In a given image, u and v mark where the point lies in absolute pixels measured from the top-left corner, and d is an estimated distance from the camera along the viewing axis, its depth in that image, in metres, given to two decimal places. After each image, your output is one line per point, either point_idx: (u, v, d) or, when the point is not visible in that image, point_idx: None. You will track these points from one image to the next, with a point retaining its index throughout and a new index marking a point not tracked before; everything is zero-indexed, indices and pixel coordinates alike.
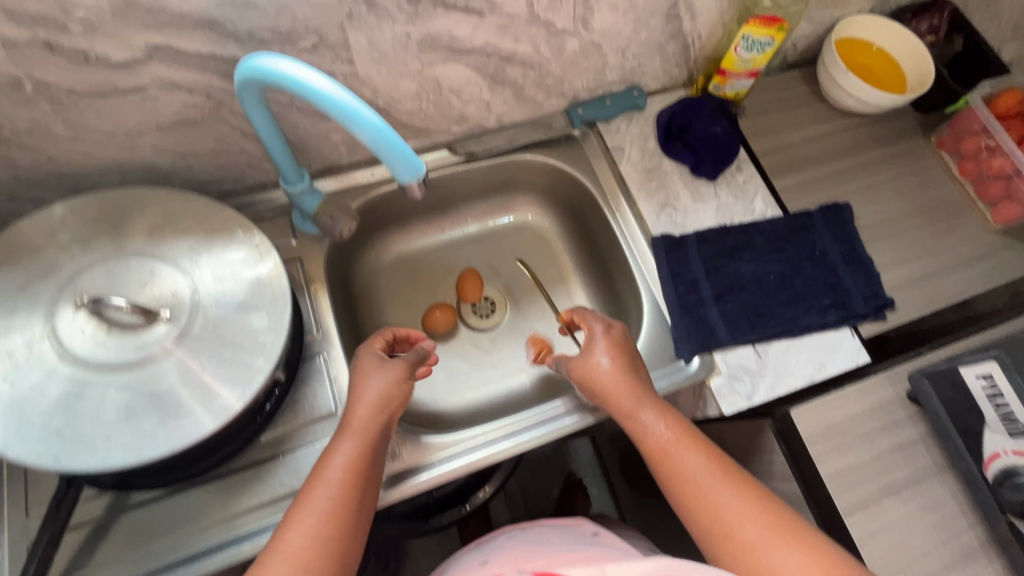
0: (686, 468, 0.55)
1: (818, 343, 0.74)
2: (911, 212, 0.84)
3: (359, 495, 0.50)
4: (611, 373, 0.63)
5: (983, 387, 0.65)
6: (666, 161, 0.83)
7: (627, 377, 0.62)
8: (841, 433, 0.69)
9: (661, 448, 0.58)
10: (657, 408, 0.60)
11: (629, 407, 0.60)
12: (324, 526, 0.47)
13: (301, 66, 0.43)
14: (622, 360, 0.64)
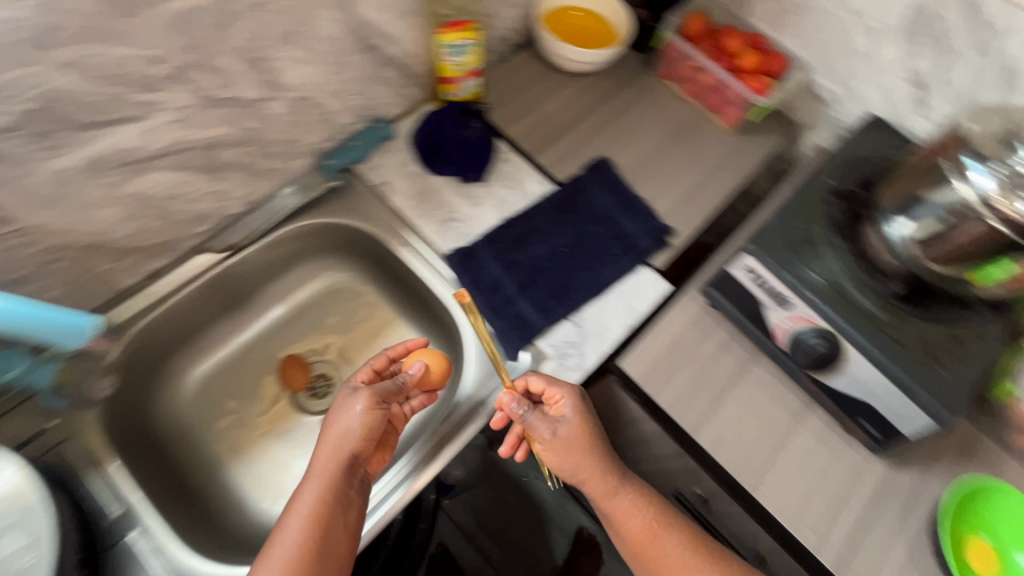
0: (669, 554, 0.64)
1: (624, 292, 0.79)
2: (661, 143, 0.93)
3: (314, 545, 0.57)
4: (581, 447, 0.66)
5: (749, 277, 0.71)
6: (435, 177, 0.84)
7: (600, 459, 0.66)
8: (667, 362, 0.75)
9: (642, 531, 0.65)
10: (636, 496, 0.66)
11: (608, 493, 0.66)
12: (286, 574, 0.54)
13: None
14: (587, 441, 0.66)
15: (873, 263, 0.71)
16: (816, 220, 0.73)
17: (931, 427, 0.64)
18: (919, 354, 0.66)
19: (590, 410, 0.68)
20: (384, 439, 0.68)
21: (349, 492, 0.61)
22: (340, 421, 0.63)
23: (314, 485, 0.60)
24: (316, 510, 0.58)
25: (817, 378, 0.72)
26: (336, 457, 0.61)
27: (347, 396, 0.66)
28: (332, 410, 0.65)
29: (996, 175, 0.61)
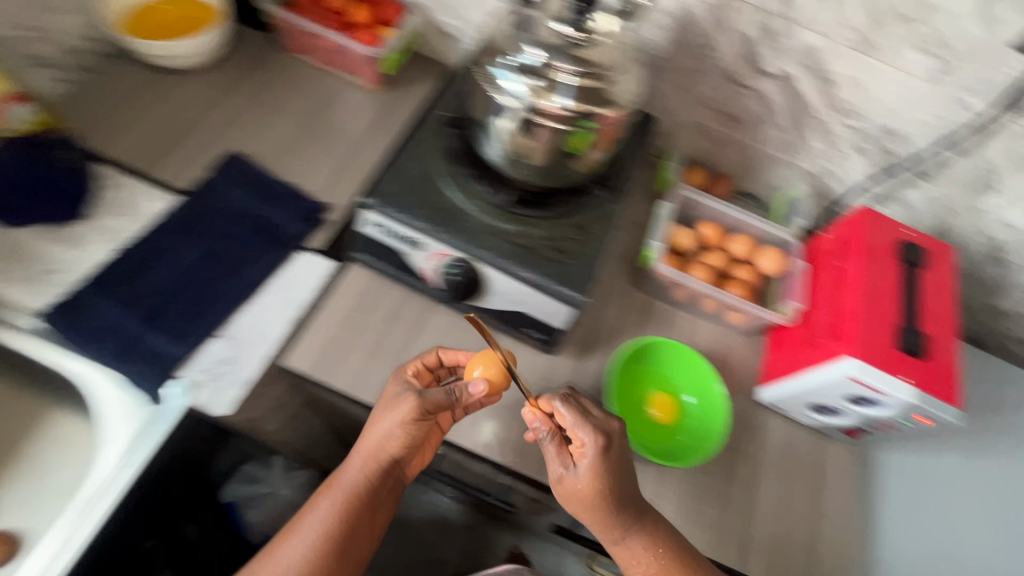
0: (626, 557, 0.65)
1: (280, 285, 0.73)
2: (304, 120, 0.88)
3: None
4: (585, 507, 0.64)
5: (378, 230, 0.70)
6: (15, 229, 0.70)
7: (607, 512, 0.63)
8: (338, 341, 0.71)
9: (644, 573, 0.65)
10: (646, 540, 0.64)
11: (614, 537, 0.65)
12: None
13: None
14: (608, 494, 0.62)
15: (492, 179, 0.72)
16: (431, 155, 0.72)
17: (569, 313, 0.69)
18: (543, 252, 0.69)
19: (613, 474, 0.62)
20: (425, 448, 0.73)
21: (365, 505, 0.68)
22: (376, 433, 0.66)
23: (322, 509, 0.67)
24: (321, 533, 0.66)
25: (477, 306, 0.73)
26: (375, 466, 0.69)
27: (392, 400, 0.65)
28: (372, 430, 0.67)
29: (521, 80, 0.65)
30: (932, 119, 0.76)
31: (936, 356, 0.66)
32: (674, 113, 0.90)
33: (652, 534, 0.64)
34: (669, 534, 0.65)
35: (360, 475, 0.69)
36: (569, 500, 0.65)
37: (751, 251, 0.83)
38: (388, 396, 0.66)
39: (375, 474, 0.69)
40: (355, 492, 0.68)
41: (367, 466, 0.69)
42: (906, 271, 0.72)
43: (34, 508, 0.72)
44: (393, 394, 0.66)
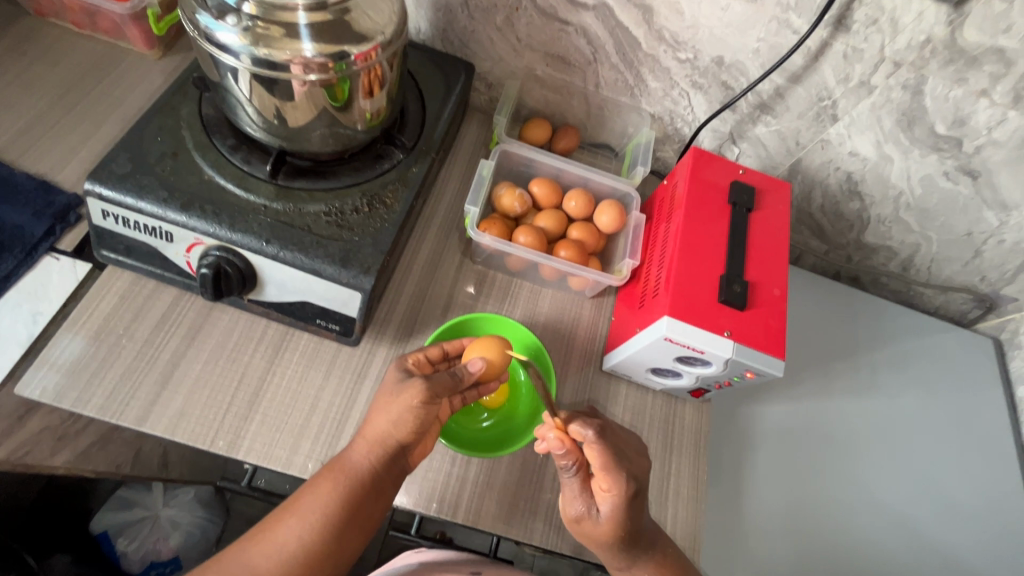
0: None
1: (13, 298, 0.61)
2: (58, 95, 0.73)
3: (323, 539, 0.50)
4: (601, 539, 0.56)
5: (115, 221, 0.58)
6: None
7: (625, 548, 0.56)
8: (91, 357, 0.60)
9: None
10: (654, 566, 0.58)
11: (624, 562, 0.58)
12: (301, 545, 0.49)
13: None
14: (619, 533, 0.55)
15: (263, 152, 0.62)
16: (185, 127, 0.61)
17: (360, 300, 0.59)
18: (321, 229, 0.59)
19: (633, 511, 0.55)
20: (428, 436, 0.59)
21: (370, 495, 0.53)
22: (385, 417, 0.54)
23: (327, 492, 0.51)
24: (324, 509, 0.51)
25: (259, 301, 0.63)
26: (382, 446, 0.54)
27: (392, 388, 0.56)
28: (392, 400, 0.55)
29: (238, 28, 0.50)
30: (760, 44, 0.70)
31: (760, 304, 0.61)
32: (503, 59, 0.81)
33: (662, 558, 0.59)
34: (668, 552, 0.60)
35: (368, 460, 0.54)
36: (584, 535, 0.57)
37: (589, 208, 0.76)
38: (396, 383, 0.56)
39: (386, 458, 0.54)
40: (366, 475, 0.53)
41: (376, 439, 0.54)
42: (734, 214, 0.67)
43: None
44: (397, 381, 0.56)
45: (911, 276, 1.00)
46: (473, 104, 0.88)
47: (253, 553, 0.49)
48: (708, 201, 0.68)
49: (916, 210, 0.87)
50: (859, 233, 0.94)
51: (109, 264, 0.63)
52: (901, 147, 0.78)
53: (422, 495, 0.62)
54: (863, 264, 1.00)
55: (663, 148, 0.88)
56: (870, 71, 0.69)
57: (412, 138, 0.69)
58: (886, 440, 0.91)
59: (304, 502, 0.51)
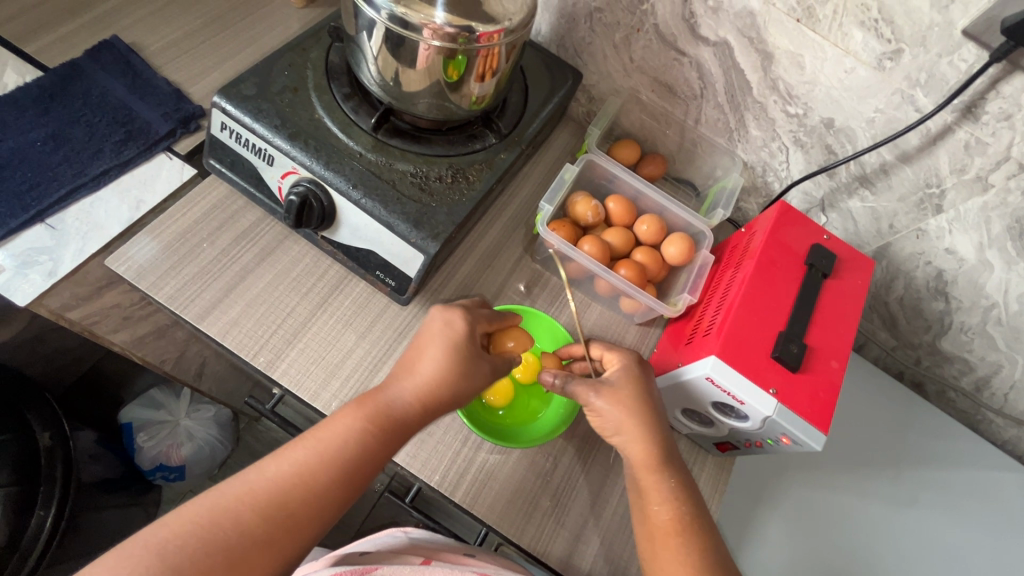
0: (655, 493, 0.55)
1: (126, 184, 0.68)
2: (209, 21, 0.81)
3: (355, 465, 0.50)
4: (632, 428, 0.56)
5: (230, 135, 0.63)
6: None
7: (646, 426, 0.57)
8: (175, 251, 0.65)
9: (670, 523, 0.53)
10: (676, 486, 0.55)
11: (653, 467, 0.56)
12: (334, 468, 0.49)
13: None
14: (638, 406, 0.58)
15: (371, 106, 0.66)
16: (310, 68, 0.67)
17: (422, 262, 0.61)
18: (404, 188, 0.62)
19: (645, 382, 0.60)
20: None
21: (405, 436, 0.53)
22: (437, 366, 0.54)
23: (362, 422, 0.51)
24: (359, 450, 0.50)
25: (331, 239, 0.66)
26: (430, 398, 0.54)
27: (449, 340, 0.56)
28: (449, 358, 0.55)
29: None
30: (877, 115, 0.68)
31: (813, 372, 0.58)
32: (610, 76, 0.83)
33: (681, 481, 0.56)
34: (685, 481, 0.56)
35: (405, 401, 0.53)
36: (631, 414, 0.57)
37: (659, 235, 0.75)
38: (470, 353, 0.56)
39: (429, 410, 0.54)
40: (403, 423, 0.53)
41: (420, 387, 0.54)
42: (809, 276, 0.64)
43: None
44: (464, 337, 0.56)
45: (983, 398, 0.92)
46: (570, 114, 0.91)
47: (280, 481, 0.47)
48: (784, 257, 0.65)
49: (1006, 327, 0.81)
50: (936, 337, 0.88)
51: (212, 173, 0.68)
52: (1005, 256, 0.73)
53: (428, 463, 0.63)
54: (931, 370, 0.93)
55: (747, 199, 0.87)
56: (990, 168, 0.66)
57: (508, 126, 0.71)
58: (921, 541, 0.85)
59: (335, 428, 0.50)
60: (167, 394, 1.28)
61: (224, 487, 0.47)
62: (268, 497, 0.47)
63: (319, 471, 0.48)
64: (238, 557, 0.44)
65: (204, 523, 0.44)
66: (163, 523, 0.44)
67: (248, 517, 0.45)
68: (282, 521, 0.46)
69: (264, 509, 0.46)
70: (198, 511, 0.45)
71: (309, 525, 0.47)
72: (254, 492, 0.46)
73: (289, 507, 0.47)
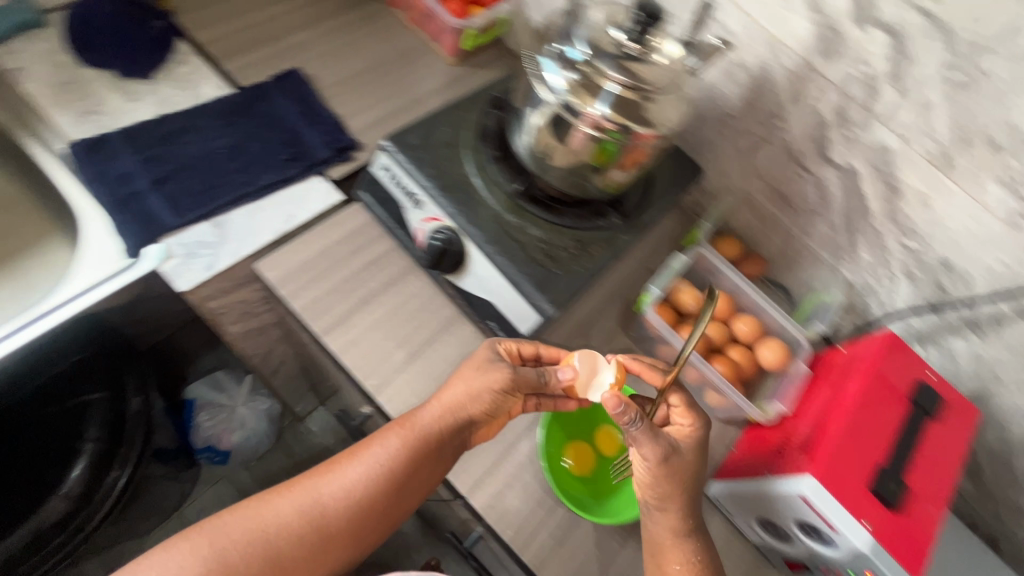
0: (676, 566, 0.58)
1: (284, 198, 0.75)
2: (375, 66, 0.91)
3: (386, 480, 0.59)
4: (671, 489, 0.58)
5: (387, 176, 0.71)
6: (89, 71, 0.76)
7: (687, 494, 0.59)
8: (316, 266, 0.71)
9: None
10: (698, 561, 0.58)
11: (680, 533, 0.59)
12: (370, 481, 0.59)
13: None
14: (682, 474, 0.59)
15: (514, 171, 0.72)
16: (466, 127, 0.74)
17: (537, 323, 0.65)
18: (532, 252, 0.67)
19: (702, 444, 0.61)
20: (495, 423, 0.65)
21: (432, 454, 0.60)
22: (463, 386, 0.62)
23: (395, 444, 0.59)
24: (386, 469, 0.59)
25: (453, 284, 0.72)
26: (453, 416, 0.61)
27: (480, 366, 0.62)
28: (474, 379, 0.62)
29: (566, 77, 0.61)
30: (1000, 267, 0.69)
31: (909, 514, 0.58)
32: (727, 176, 0.87)
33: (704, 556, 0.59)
34: None
35: (434, 424, 0.60)
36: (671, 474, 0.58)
37: (756, 336, 0.76)
38: (487, 363, 0.62)
39: (451, 429, 0.61)
40: (433, 445, 0.60)
41: (446, 409, 0.61)
42: (911, 412, 0.65)
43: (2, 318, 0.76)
44: (487, 357, 0.63)
45: None
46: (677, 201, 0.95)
47: (323, 494, 0.58)
48: (889, 387, 0.66)
49: None
50: None
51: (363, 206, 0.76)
52: None
53: (502, 517, 0.64)
54: None
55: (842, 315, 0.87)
56: None
57: (632, 209, 0.75)
58: None
59: (375, 448, 0.60)
60: (231, 379, 1.34)
61: (280, 492, 0.58)
62: (313, 506, 0.57)
63: (359, 481, 0.59)
64: (283, 557, 0.55)
65: (255, 525, 0.55)
66: (223, 517, 0.56)
67: (293, 522, 0.56)
68: (319, 523, 0.57)
69: (305, 515, 0.57)
70: (251, 514, 0.56)
71: (341, 528, 0.58)
72: (302, 501, 0.57)
73: (329, 517, 0.57)
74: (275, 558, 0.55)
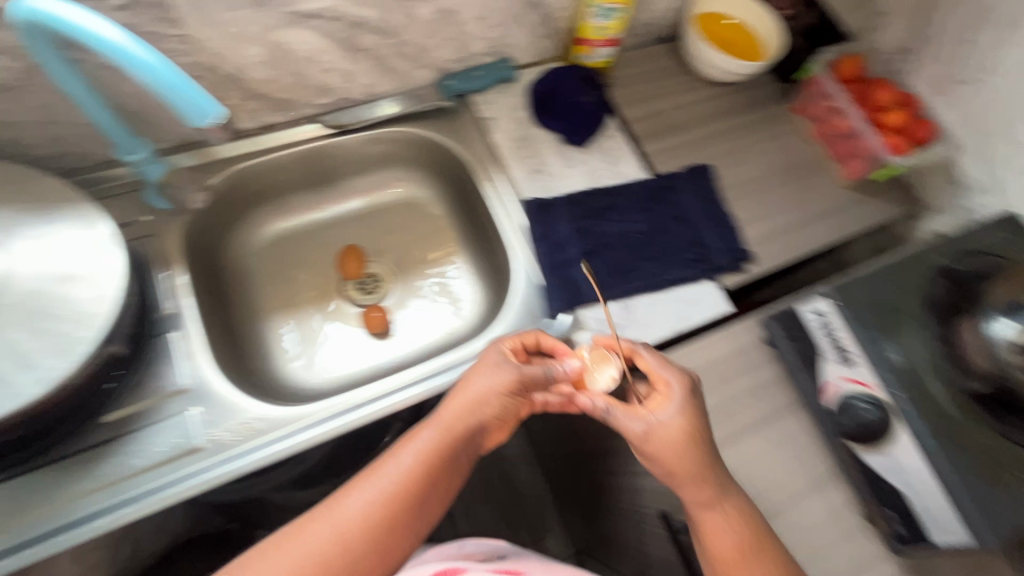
0: (721, 532, 0.57)
1: (682, 296, 0.77)
2: (774, 174, 0.89)
3: (427, 482, 0.55)
4: (677, 450, 0.58)
5: (817, 321, 0.69)
6: (539, 130, 0.85)
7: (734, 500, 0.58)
8: (703, 378, 0.73)
9: (731, 553, 0.56)
10: (741, 506, 0.58)
11: (757, 544, 0.56)
12: (397, 486, 0.54)
13: (89, 17, 0.46)
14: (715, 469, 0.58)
15: (961, 360, 0.65)
16: (915, 293, 0.69)
17: (961, 545, 0.59)
18: (973, 467, 0.60)
19: (703, 451, 0.58)
20: (504, 430, 0.64)
21: (461, 450, 0.59)
22: (483, 381, 0.61)
23: (417, 447, 0.57)
24: (422, 461, 0.56)
25: (853, 451, 0.67)
26: (469, 411, 0.60)
27: (496, 363, 0.62)
28: (497, 383, 0.61)
29: None
30: None
31: None
32: None
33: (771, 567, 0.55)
34: None
35: (433, 436, 0.58)
36: (687, 475, 0.58)
37: None
38: (517, 369, 0.62)
39: (468, 425, 0.59)
40: (468, 429, 0.59)
41: (459, 409, 0.60)
42: None
43: (414, 326, 0.84)
44: (504, 360, 0.62)
45: None
46: None
47: (368, 510, 0.52)
48: None
49: None
50: None
51: (766, 331, 0.74)
52: None
53: None
54: None
55: None
56: None
57: None
58: None
59: (407, 448, 0.57)
60: None
61: (337, 523, 0.51)
62: (353, 527, 0.51)
63: (396, 481, 0.54)
64: (360, 560, 0.50)
65: (342, 539, 0.50)
66: (285, 552, 0.49)
67: (361, 534, 0.51)
68: (382, 529, 0.52)
69: (361, 524, 0.51)
70: (328, 526, 0.51)
71: (401, 539, 0.53)
72: (352, 527, 0.51)
73: (361, 540, 0.51)
74: (351, 558, 0.50)
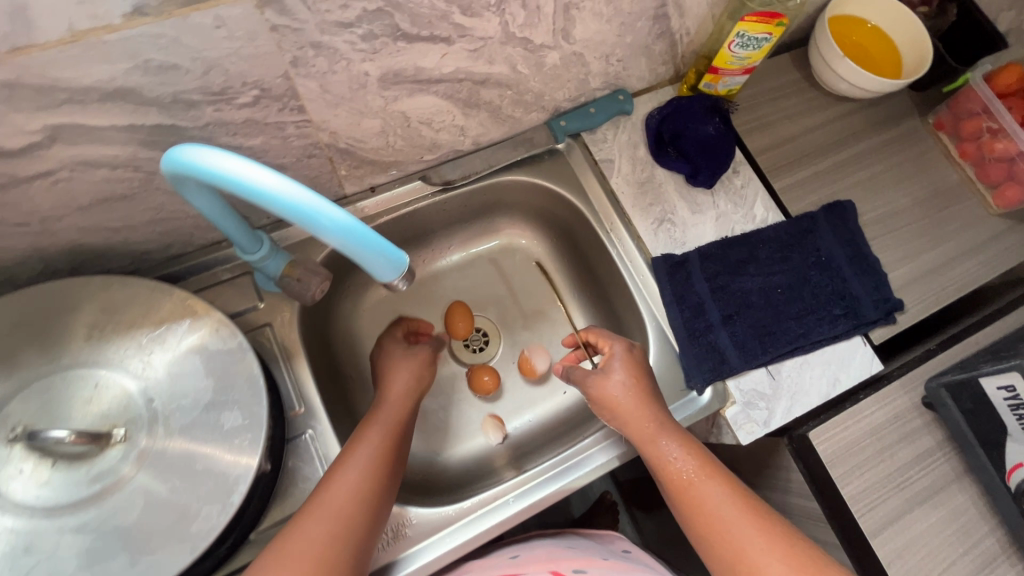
0: (708, 500, 0.54)
1: (830, 357, 0.71)
2: (915, 204, 0.81)
3: (390, 463, 0.55)
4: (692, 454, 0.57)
5: (1004, 399, 0.62)
6: (659, 170, 0.77)
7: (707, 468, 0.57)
8: (861, 450, 0.68)
9: (682, 479, 0.56)
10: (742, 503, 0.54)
11: (786, 540, 0.51)
12: (373, 463, 0.54)
13: (240, 159, 0.34)
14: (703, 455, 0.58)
15: None
16: None
17: None
18: None
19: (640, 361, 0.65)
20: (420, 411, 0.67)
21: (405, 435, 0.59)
22: (402, 369, 0.65)
23: (382, 419, 0.59)
24: (385, 443, 0.56)
25: None
26: (410, 397, 0.63)
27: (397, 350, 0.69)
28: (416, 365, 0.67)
29: None
30: None
31: None
32: None
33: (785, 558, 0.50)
34: None
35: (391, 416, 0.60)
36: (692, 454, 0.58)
37: None
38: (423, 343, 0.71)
39: (406, 409, 0.62)
40: (406, 413, 0.62)
41: (394, 385, 0.63)
42: None
43: (527, 391, 0.82)
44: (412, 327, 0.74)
45: None
46: None
47: (355, 476, 0.52)
48: None
49: None
50: None
51: (931, 398, 0.68)
52: None
53: None
54: None
55: None
56: None
57: None
58: None
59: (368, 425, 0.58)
60: None
61: (337, 489, 0.51)
62: (369, 480, 0.53)
63: (376, 454, 0.55)
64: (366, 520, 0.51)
65: (357, 494, 0.51)
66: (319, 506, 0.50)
67: (360, 498, 0.51)
68: (376, 491, 0.53)
69: (367, 485, 0.52)
70: (335, 494, 0.51)
71: (377, 510, 0.52)
72: (344, 491, 0.51)
73: (365, 500, 0.51)
74: (367, 510, 0.51)
